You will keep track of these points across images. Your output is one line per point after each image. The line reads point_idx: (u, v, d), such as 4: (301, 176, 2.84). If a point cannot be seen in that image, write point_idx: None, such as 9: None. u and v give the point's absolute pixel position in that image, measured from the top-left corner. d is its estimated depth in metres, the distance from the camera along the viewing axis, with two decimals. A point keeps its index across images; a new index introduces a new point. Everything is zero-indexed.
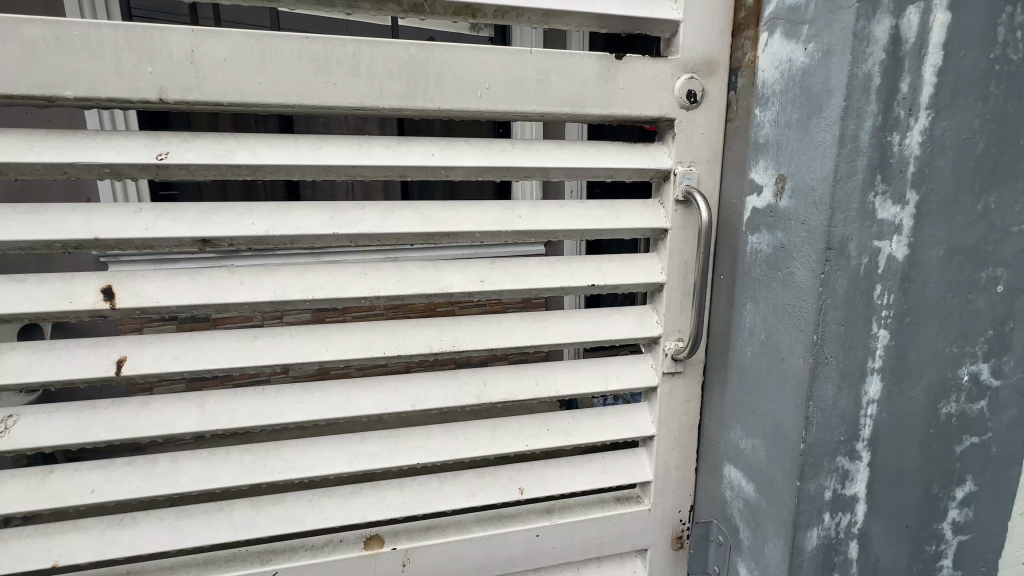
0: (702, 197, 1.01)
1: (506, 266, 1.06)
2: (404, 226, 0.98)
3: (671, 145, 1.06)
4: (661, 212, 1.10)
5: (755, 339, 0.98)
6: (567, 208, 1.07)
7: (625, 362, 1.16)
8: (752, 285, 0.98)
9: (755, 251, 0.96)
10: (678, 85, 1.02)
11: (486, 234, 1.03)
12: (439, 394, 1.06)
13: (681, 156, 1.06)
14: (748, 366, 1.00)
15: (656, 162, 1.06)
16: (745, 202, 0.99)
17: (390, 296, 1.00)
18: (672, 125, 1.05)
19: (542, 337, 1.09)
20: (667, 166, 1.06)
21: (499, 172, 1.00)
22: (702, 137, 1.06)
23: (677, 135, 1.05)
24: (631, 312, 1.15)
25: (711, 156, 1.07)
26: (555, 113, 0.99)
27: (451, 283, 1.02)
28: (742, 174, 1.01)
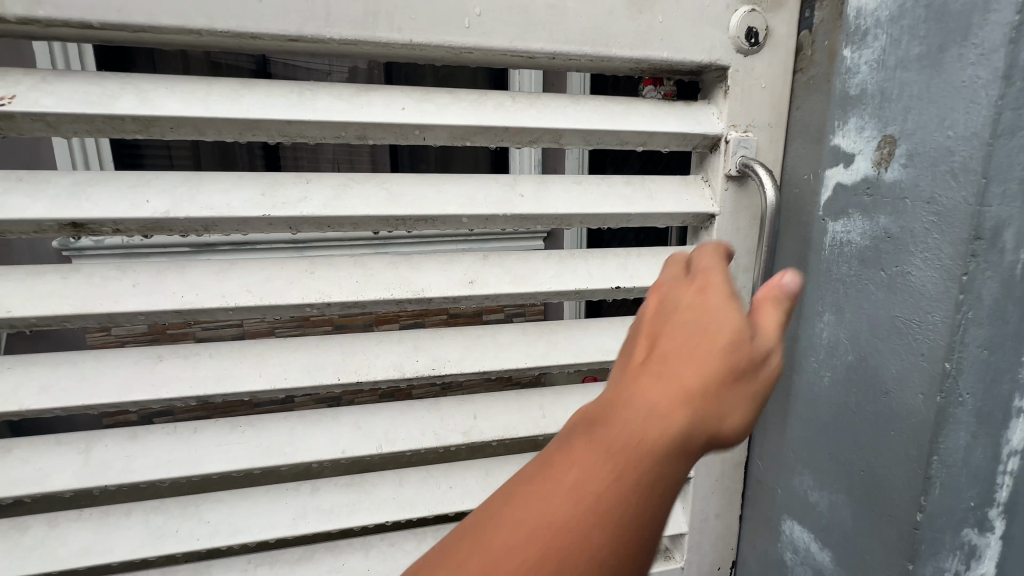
0: (766, 170, 0.76)
1: (504, 262, 0.80)
2: (363, 207, 0.71)
3: (722, 104, 0.81)
4: (705, 193, 0.84)
5: (835, 362, 0.73)
6: (586, 185, 0.81)
7: None
8: (832, 292, 0.73)
9: (841, 244, 0.71)
10: (735, 21, 0.76)
11: (473, 219, 0.75)
12: (412, 430, 0.81)
13: (735, 117, 0.80)
14: (823, 396, 0.76)
15: (702, 126, 0.80)
16: (822, 179, 0.74)
17: (343, 303, 0.73)
18: (724, 76, 0.80)
19: (550, 355, 0.83)
20: (716, 131, 0.80)
21: (494, 135, 0.74)
22: (762, 93, 0.80)
23: (730, 90, 0.79)
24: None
25: (773, 118, 0.81)
26: (569, 55, 0.73)
27: (430, 284, 0.76)
28: (817, 140, 0.76)
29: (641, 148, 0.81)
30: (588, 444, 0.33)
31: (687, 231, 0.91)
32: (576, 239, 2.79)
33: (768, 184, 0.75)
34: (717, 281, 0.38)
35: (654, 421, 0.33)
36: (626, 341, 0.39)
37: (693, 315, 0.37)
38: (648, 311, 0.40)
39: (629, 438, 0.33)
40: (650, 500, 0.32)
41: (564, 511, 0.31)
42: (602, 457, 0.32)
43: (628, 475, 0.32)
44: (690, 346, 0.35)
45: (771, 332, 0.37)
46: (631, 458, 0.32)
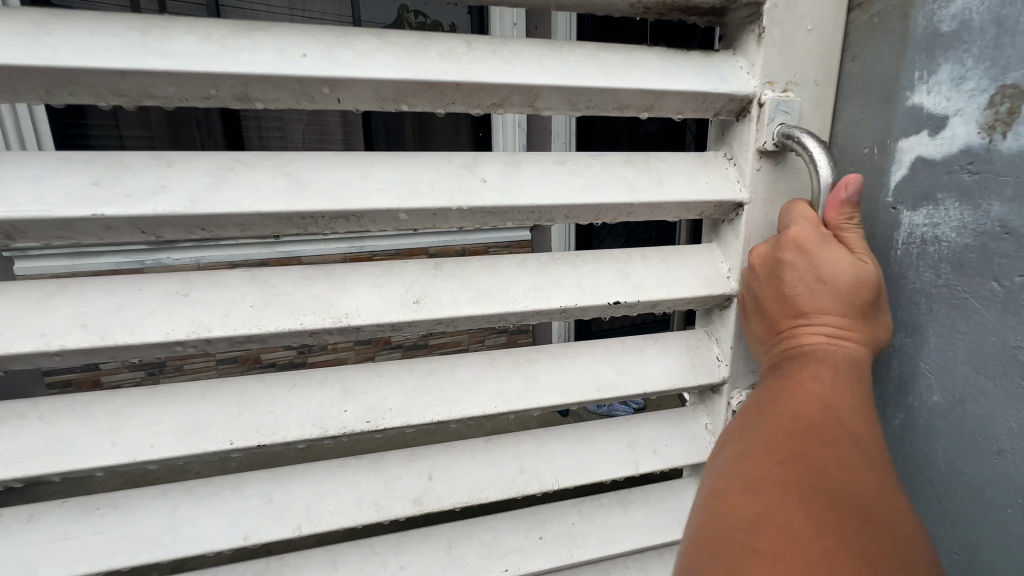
0: (817, 143, 0.56)
1: (462, 273, 0.59)
2: (249, 201, 0.49)
3: (754, 55, 0.60)
4: (730, 175, 0.64)
5: (914, 400, 0.55)
6: (572, 166, 0.60)
7: (661, 422, 0.72)
8: (908, 308, 0.55)
9: (923, 245, 0.53)
10: None
11: (415, 215, 0.53)
12: (345, 501, 0.60)
13: (772, 71, 0.60)
14: (895, 444, 0.58)
15: (728, 83, 0.59)
16: (894, 154, 0.55)
17: (228, 339, 0.51)
18: (757, 16, 0.59)
19: (528, 394, 0.63)
20: (746, 90, 0.60)
21: (441, 97, 0.52)
22: (807, 38, 0.59)
23: (765, 33, 0.59)
24: (673, 343, 0.70)
25: (819, 74, 0.61)
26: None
27: (358, 306, 0.54)
28: (884, 101, 0.56)
29: (647, 114, 0.59)
30: (792, 384, 0.52)
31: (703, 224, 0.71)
32: (562, 233, 2.58)
33: (821, 163, 0.55)
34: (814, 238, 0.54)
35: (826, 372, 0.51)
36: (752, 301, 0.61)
37: (810, 267, 0.54)
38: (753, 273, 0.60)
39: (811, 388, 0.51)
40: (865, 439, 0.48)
41: (810, 445, 0.46)
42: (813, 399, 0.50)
43: (837, 413, 0.49)
44: (832, 296, 0.53)
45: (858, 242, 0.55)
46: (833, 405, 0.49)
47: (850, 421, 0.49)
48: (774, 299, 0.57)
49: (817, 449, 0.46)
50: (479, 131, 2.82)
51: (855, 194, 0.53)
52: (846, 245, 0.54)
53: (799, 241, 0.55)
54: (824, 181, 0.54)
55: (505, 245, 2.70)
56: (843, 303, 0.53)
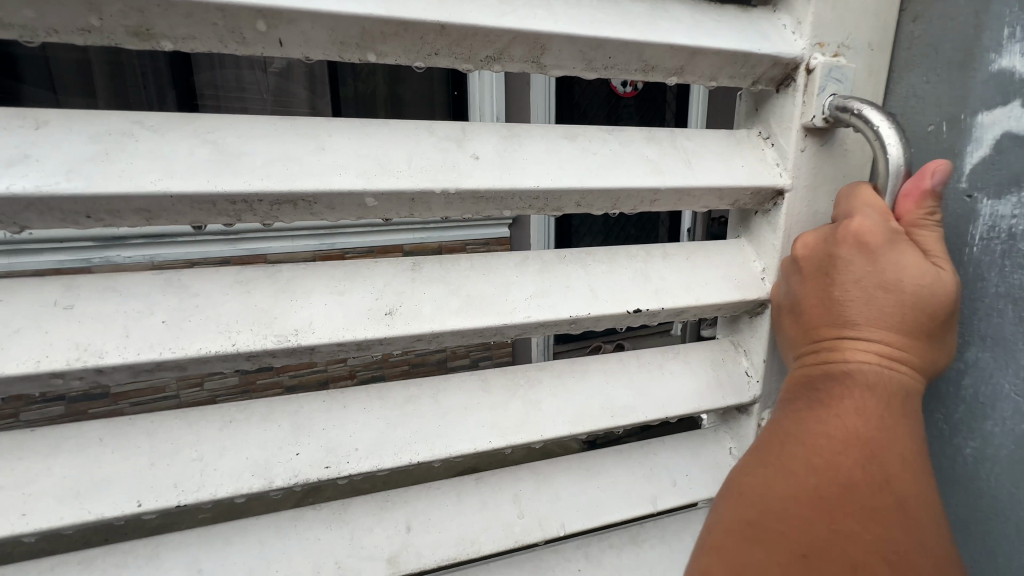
0: (883, 116, 0.45)
1: (448, 276, 0.47)
2: (155, 178, 0.35)
3: (801, 10, 0.49)
4: (766, 157, 0.54)
5: (994, 427, 0.46)
6: (585, 142, 0.48)
7: (680, 449, 0.62)
8: (988, 317, 0.46)
9: (1011, 240, 0.44)
10: None
11: (386, 201, 0.41)
12: (298, 568, 0.47)
13: (823, 30, 0.49)
14: (965, 479, 0.49)
15: (773, 45, 0.49)
16: (971, 131, 0.46)
17: (129, 368, 0.37)
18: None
19: (529, 424, 0.51)
20: (793, 53, 0.49)
21: (420, 46, 0.39)
22: None
23: None
24: (695, 356, 0.60)
25: (877, 36, 0.50)
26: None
27: (311, 319, 0.41)
28: (957, 66, 0.46)
29: (675, 79, 0.48)
30: (829, 412, 0.44)
31: (728, 216, 0.61)
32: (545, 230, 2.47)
33: (890, 139, 0.44)
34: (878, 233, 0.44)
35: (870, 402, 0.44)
36: (787, 300, 0.51)
37: (870, 270, 0.44)
38: (795, 266, 0.50)
39: (853, 425, 0.43)
40: (902, 496, 0.41)
41: (839, 495, 0.41)
42: (849, 437, 0.43)
43: (877, 457, 0.42)
44: (895, 308, 0.44)
45: (937, 243, 0.45)
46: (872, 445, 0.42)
47: (893, 468, 0.42)
48: (819, 303, 0.47)
49: (839, 494, 0.41)
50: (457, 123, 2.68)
51: (943, 183, 0.44)
52: (922, 246, 0.45)
53: (859, 235, 0.45)
54: (893, 161, 0.44)
55: (486, 242, 2.57)
56: (906, 319, 0.44)
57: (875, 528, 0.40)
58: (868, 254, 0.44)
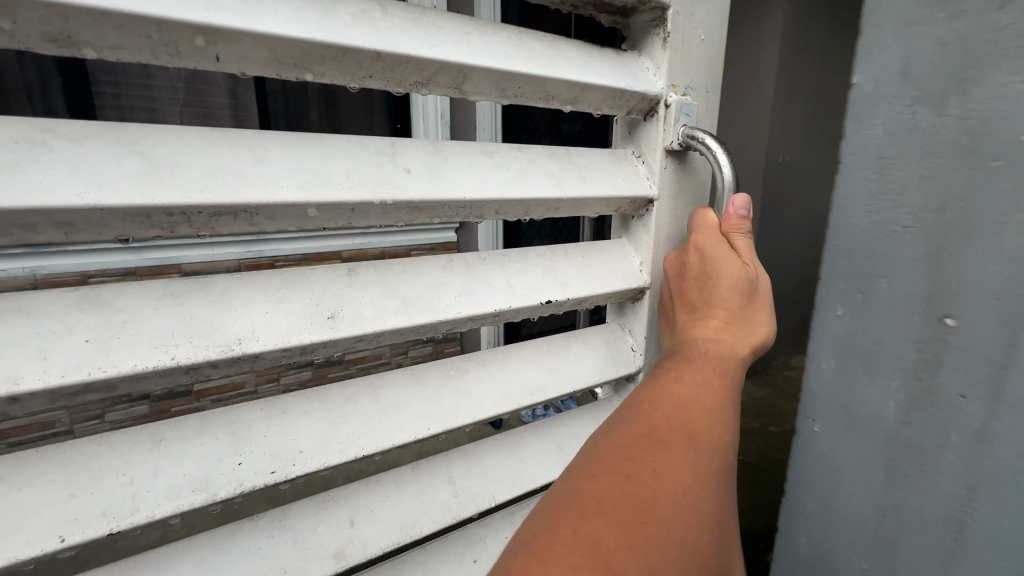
0: (717, 145, 0.60)
1: (383, 279, 0.50)
2: (80, 191, 0.34)
3: (659, 58, 0.63)
4: (640, 171, 0.66)
5: None
6: (499, 158, 0.55)
7: (584, 419, 0.72)
8: None
9: None
10: None
11: (328, 211, 0.44)
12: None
13: (675, 75, 0.63)
14: None
15: (641, 83, 0.61)
16: None
17: (50, 393, 0.35)
18: (660, 20, 0.61)
19: (461, 410, 0.57)
20: (656, 90, 0.62)
21: (355, 68, 0.43)
22: (702, 48, 0.64)
23: (670, 38, 0.61)
24: (593, 338, 0.71)
25: (711, 82, 0.66)
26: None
27: (254, 328, 0.42)
28: None
29: (569, 107, 0.58)
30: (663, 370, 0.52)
31: (612, 220, 0.73)
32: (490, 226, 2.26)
33: (723, 162, 0.59)
34: (706, 242, 0.59)
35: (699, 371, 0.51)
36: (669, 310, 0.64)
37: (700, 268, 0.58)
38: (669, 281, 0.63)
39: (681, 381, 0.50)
40: (710, 441, 0.45)
41: (654, 429, 0.44)
42: (673, 387, 0.49)
43: (689, 406, 0.47)
44: (712, 294, 0.56)
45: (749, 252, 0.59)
46: (692, 400, 0.48)
47: (701, 424, 0.46)
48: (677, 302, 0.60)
49: (651, 427, 0.44)
50: (396, 122, 2.34)
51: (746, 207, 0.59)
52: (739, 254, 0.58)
53: (694, 245, 0.60)
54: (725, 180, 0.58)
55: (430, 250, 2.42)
56: (722, 303, 0.56)
57: (670, 449, 0.43)
58: (699, 258, 0.58)
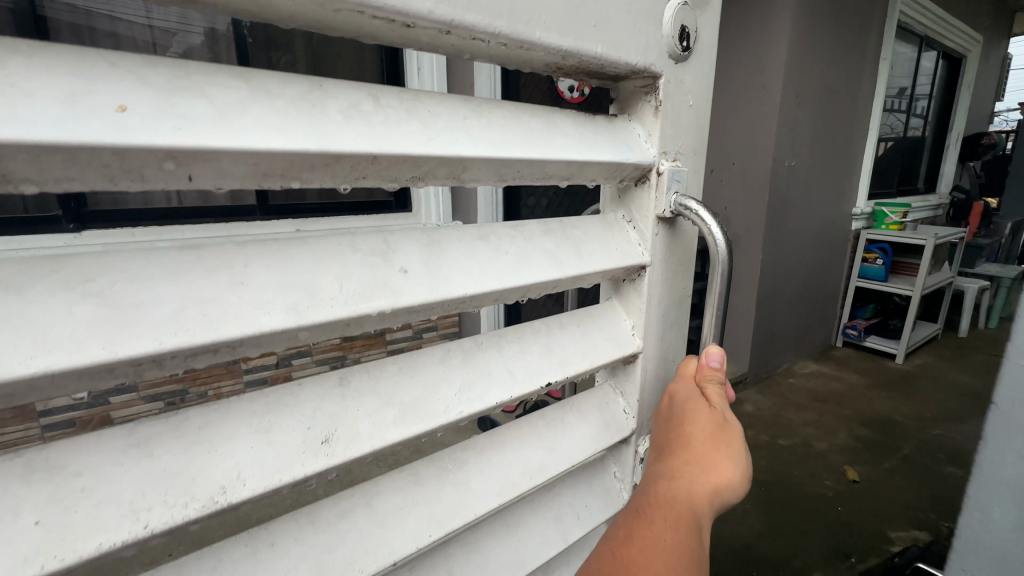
0: (711, 215, 0.56)
1: (379, 386, 0.45)
2: (32, 354, 0.28)
3: (651, 125, 0.58)
4: (631, 237, 0.63)
5: None
6: (496, 241, 0.51)
7: (579, 487, 0.70)
8: None
9: None
10: (667, 17, 0.53)
11: (320, 330, 0.39)
12: None
13: (667, 141, 0.59)
14: None
15: (632, 153, 0.57)
16: None
17: None
18: (652, 87, 0.56)
19: (464, 509, 0.53)
20: (648, 158, 0.58)
21: (346, 167, 0.38)
22: (691, 113, 0.60)
23: (662, 107, 0.57)
24: (587, 405, 0.68)
25: (698, 145, 0.63)
26: (472, 32, 0.40)
27: (240, 471, 0.37)
28: None
29: (565, 182, 0.55)
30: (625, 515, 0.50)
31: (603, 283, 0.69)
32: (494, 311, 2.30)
33: (717, 233, 0.55)
34: (681, 387, 0.58)
35: (661, 523, 0.47)
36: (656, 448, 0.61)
37: (671, 411, 0.57)
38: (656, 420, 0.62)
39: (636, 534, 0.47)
40: None
41: None
42: (629, 543, 0.46)
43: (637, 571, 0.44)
44: (677, 435, 0.53)
45: (723, 399, 0.55)
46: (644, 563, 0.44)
47: None
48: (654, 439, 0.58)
49: None
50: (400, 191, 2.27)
51: (716, 359, 0.59)
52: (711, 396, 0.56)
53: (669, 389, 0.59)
54: (721, 251, 0.56)
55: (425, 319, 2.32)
56: (686, 443, 0.52)
57: None
58: (672, 401, 0.58)
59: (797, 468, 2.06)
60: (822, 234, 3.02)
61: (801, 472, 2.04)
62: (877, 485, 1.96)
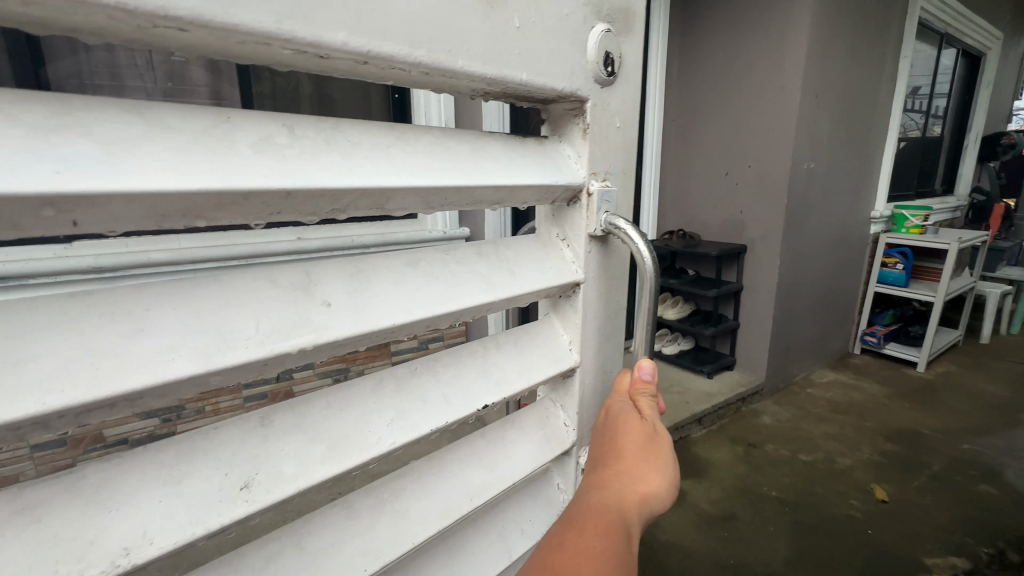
0: (640, 233, 0.53)
1: (305, 423, 0.42)
2: None
3: (581, 147, 0.55)
4: (564, 253, 0.59)
5: None
6: (427, 268, 0.48)
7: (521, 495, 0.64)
8: None
9: None
10: (591, 42, 0.51)
11: (234, 375, 0.37)
12: None
13: (596, 163, 0.56)
14: None
15: (560, 176, 0.53)
16: None
17: None
18: (580, 110, 0.54)
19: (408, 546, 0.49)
20: (577, 180, 0.55)
21: (254, 201, 0.35)
22: (618, 134, 0.57)
23: (590, 130, 0.54)
24: (528, 420, 0.63)
25: (627, 164, 0.60)
26: (390, 62, 0.39)
27: (147, 527, 0.34)
28: None
29: (497, 206, 0.52)
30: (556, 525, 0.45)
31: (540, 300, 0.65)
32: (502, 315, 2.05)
33: (642, 248, 0.52)
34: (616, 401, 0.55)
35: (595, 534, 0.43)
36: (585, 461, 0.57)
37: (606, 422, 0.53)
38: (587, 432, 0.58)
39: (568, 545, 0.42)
40: None
41: None
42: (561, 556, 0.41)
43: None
44: (612, 446, 0.50)
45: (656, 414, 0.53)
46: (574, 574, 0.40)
47: None
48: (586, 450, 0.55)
49: None
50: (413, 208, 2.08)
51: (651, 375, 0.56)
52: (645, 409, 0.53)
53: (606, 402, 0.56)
54: (649, 268, 0.52)
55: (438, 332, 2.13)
56: (621, 454, 0.49)
57: None
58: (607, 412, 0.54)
59: (822, 487, 1.98)
60: (840, 239, 2.94)
61: (827, 490, 1.96)
62: (903, 505, 1.88)
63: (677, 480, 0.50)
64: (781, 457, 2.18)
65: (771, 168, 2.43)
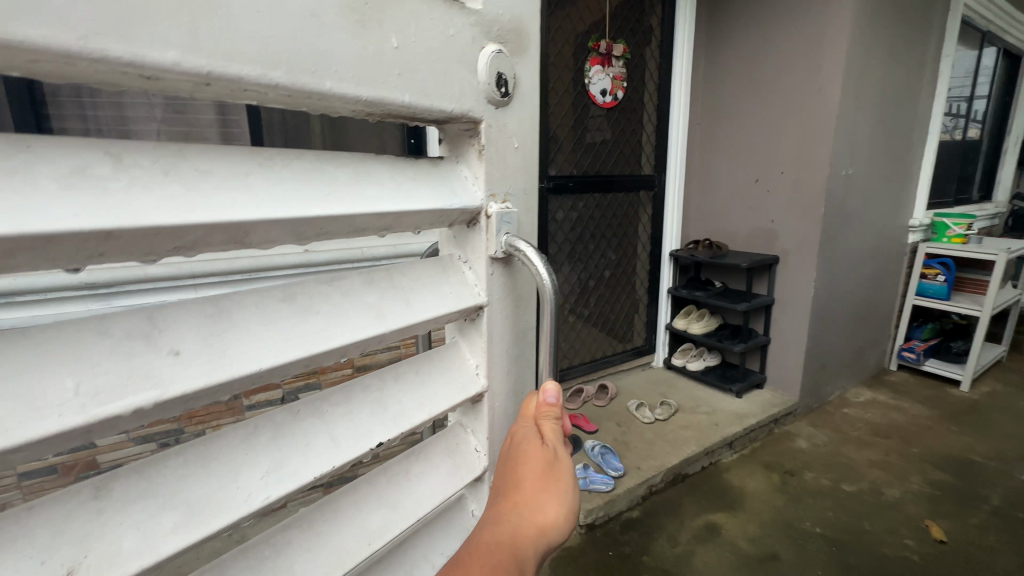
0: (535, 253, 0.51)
1: (159, 487, 0.37)
2: None
3: (476, 168, 0.51)
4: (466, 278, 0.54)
5: None
6: (304, 300, 0.43)
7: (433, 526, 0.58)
8: None
9: None
10: (480, 61, 0.47)
11: (51, 444, 0.32)
12: None
13: (495, 183, 0.52)
14: None
15: (454, 197, 0.50)
16: None
17: None
18: (474, 130, 0.50)
19: None
20: (473, 201, 0.51)
21: (68, 241, 0.30)
22: (518, 154, 0.54)
23: (483, 151, 0.50)
24: (433, 451, 0.57)
25: (529, 184, 0.56)
26: (240, 84, 0.35)
27: None
28: None
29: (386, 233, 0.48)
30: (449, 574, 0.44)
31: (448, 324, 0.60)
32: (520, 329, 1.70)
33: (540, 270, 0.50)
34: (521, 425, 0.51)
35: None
36: None
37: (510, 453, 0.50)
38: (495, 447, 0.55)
39: None
40: None
41: None
42: None
43: None
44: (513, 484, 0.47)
45: (560, 440, 0.50)
46: None
47: None
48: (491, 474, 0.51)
49: None
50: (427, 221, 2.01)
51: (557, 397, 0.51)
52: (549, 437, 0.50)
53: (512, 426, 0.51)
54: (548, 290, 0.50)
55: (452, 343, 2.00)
56: (520, 494, 0.46)
57: None
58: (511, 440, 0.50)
59: (870, 522, 1.81)
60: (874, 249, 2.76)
61: (874, 526, 1.80)
62: (962, 544, 1.71)
63: (575, 505, 0.49)
64: (821, 487, 2.02)
65: (806, 178, 2.31)
